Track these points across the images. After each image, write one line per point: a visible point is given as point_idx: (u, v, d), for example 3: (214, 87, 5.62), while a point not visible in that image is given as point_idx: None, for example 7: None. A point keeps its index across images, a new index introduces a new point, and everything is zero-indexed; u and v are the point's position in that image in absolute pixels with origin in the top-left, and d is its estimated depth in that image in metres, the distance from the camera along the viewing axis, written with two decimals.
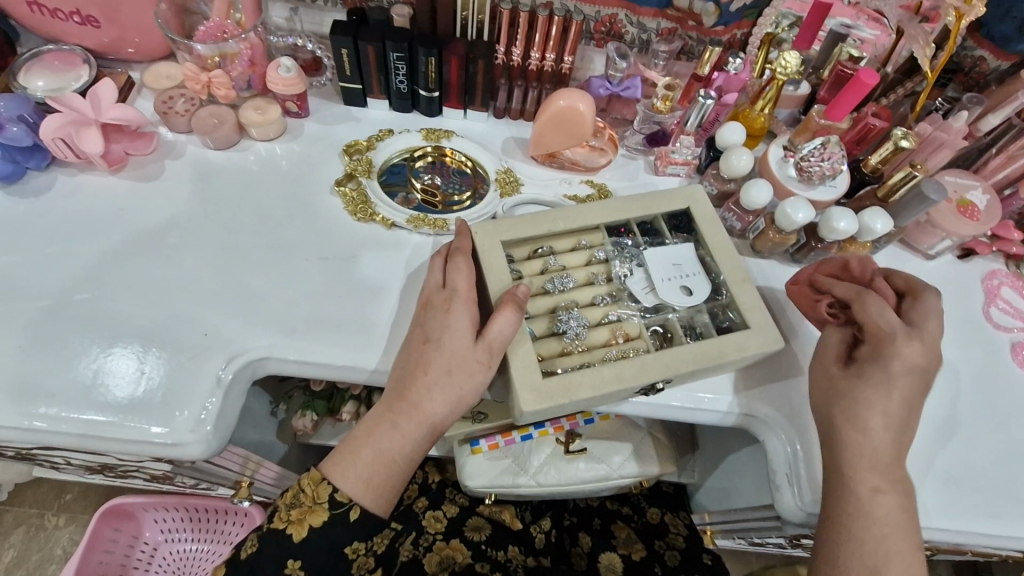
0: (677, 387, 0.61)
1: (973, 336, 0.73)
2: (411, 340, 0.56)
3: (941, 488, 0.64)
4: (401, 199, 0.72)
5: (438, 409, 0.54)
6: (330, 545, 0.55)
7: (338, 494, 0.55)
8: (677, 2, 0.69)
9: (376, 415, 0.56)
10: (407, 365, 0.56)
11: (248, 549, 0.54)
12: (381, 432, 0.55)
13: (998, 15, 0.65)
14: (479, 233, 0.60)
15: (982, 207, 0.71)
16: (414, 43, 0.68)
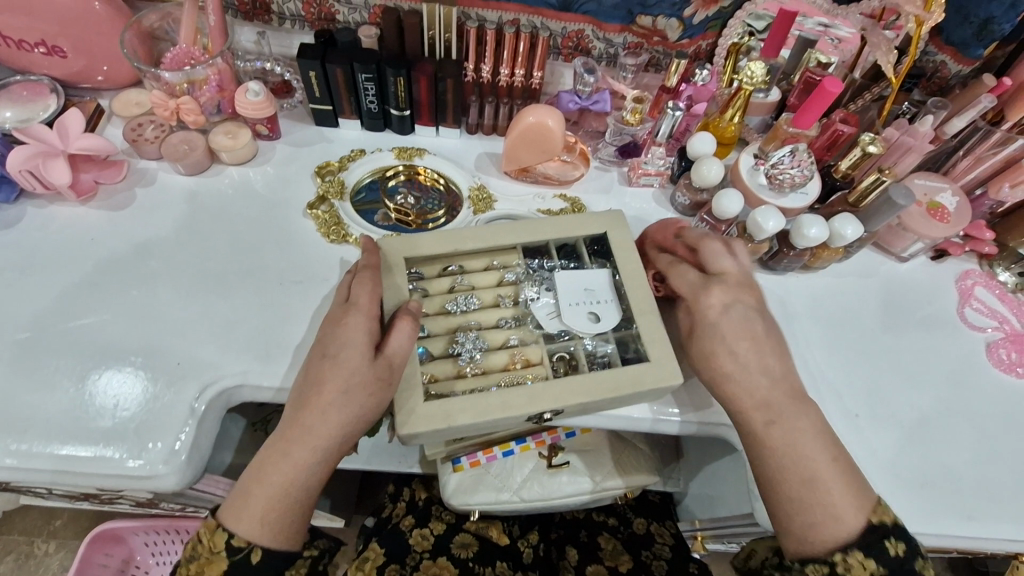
0: (579, 414, 0.61)
1: (948, 337, 0.73)
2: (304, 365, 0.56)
3: (922, 491, 0.64)
4: (382, 216, 0.72)
5: (331, 435, 0.53)
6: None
7: (233, 539, 0.52)
8: (641, 19, 0.69)
9: (272, 445, 0.54)
10: (300, 391, 0.54)
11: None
12: (276, 463, 0.53)
13: (957, 20, 0.65)
14: (386, 248, 0.62)
15: (951, 209, 0.72)
16: (382, 64, 0.68)
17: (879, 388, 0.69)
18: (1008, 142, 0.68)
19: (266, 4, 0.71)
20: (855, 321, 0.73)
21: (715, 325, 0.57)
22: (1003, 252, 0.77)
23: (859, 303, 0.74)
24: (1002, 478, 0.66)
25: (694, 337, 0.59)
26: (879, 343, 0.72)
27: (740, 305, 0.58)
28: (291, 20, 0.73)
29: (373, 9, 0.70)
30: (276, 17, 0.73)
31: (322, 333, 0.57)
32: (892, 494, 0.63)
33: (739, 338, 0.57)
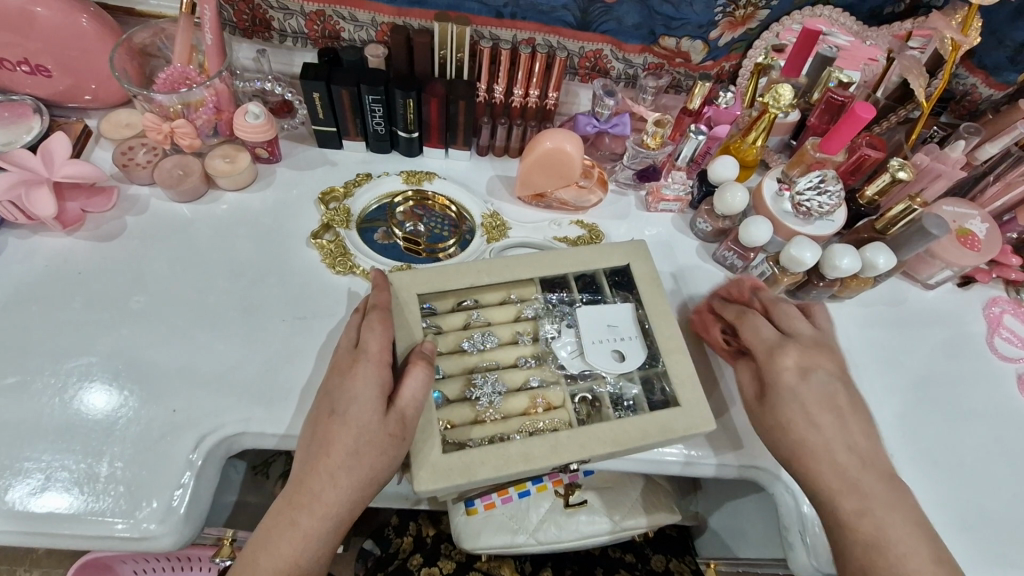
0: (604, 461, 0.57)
1: (978, 367, 0.71)
2: (309, 422, 0.52)
3: (960, 534, 0.61)
4: (382, 234, 0.69)
5: (340, 500, 0.49)
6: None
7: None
8: (664, 40, 0.65)
9: (276, 513, 0.50)
10: (305, 452, 0.50)
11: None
12: (281, 534, 0.48)
13: (991, 43, 0.63)
14: (395, 284, 0.57)
15: (981, 236, 0.69)
16: (390, 85, 0.65)
17: (910, 424, 0.66)
18: None
19: (266, 20, 0.66)
20: (884, 354, 0.71)
21: (794, 392, 0.53)
22: None
23: (884, 335, 0.72)
24: None
25: (767, 400, 0.55)
26: (907, 376, 0.69)
27: (821, 372, 0.54)
28: (293, 38, 0.68)
29: (380, 26, 0.66)
30: (276, 35, 0.68)
31: (328, 383, 0.53)
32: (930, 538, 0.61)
33: (821, 407, 0.53)
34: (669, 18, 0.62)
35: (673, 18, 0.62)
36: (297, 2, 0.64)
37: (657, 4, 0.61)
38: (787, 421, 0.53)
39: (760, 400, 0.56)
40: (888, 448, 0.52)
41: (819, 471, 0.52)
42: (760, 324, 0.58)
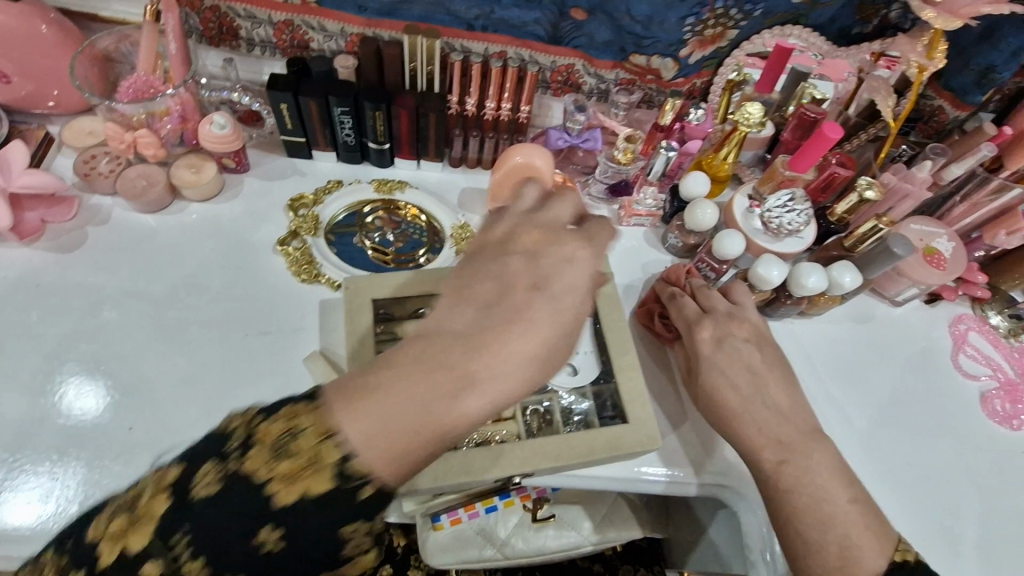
0: (546, 475, 0.57)
1: (942, 385, 0.72)
2: (451, 287, 0.41)
3: (918, 555, 0.62)
4: (359, 240, 0.68)
5: (513, 371, 0.38)
6: (316, 539, 0.34)
7: (358, 463, 0.34)
8: (635, 58, 0.65)
9: (370, 368, 0.37)
10: (475, 311, 0.39)
11: (204, 482, 0.33)
12: (398, 388, 0.36)
13: (958, 66, 0.63)
14: (351, 288, 0.58)
15: (947, 255, 0.70)
16: (359, 97, 0.64)
17: (874, 442, 0.67)
18: (1006, 190, 0.67)
19: (233, 29, 0.65)
20: (851, 371, 0.71)
21: (710, 359, 0.56)
22: (994, 296, 0.77)
23: (845, 351, 0.72)
24: (1000, 540, 0.64)
25: (693, 376, 0.58)
26: (870, 393, 0.70)
27: (736, 339, 0.57)
28: (261, 47, 0.67)
29: (349, 37, 0.66)
30: (244, 43, 0.67)
31: (469, 260, 0.43)
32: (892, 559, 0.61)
33: (738, 370, 0.55)
34: (639, 37, 0.62)
35: (643, 37, 0.62)
36: (265, 11, 0.63)
37: (627, 22, 0.61)
38: (712, 392, 0.55)
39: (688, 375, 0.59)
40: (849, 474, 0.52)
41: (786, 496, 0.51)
42: (682, 299, 0.61)
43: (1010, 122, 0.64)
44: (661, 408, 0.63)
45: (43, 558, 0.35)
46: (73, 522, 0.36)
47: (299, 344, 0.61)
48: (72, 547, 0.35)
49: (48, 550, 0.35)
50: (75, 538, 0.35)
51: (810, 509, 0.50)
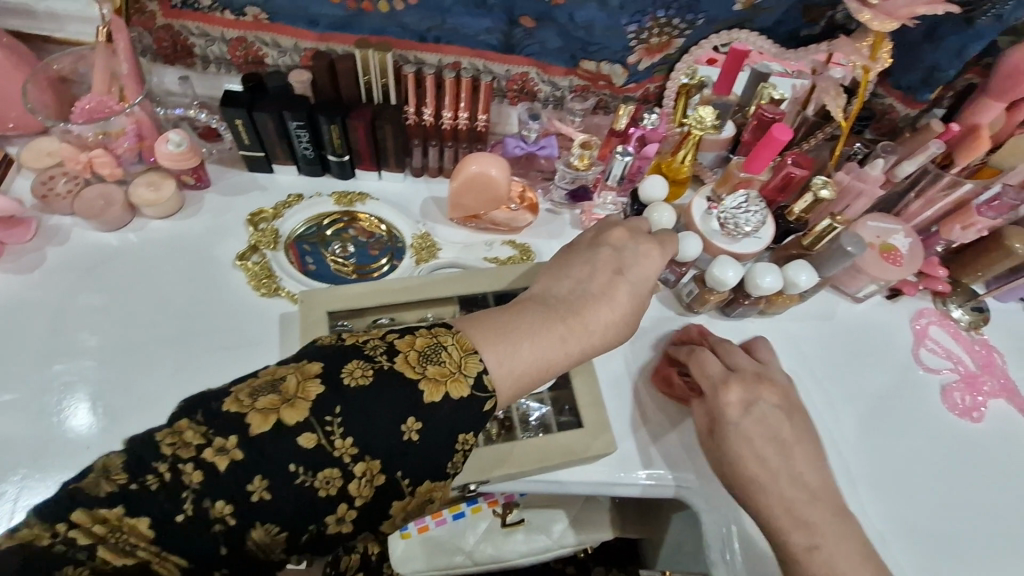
0: (505, 482, 0.57)
1: (902, 379, 0.72)
2: (551, 276, 0.57)
3: (876, 548, 0.62)
4: (338, 248, 0.69)
5: (594, 332, 0.52)
6: (439, 442, 0.43)
7: (488, 378, 0.46)
8: (585, 64, 0.66)
9: (500, 316, 0.50)
10: (571, 287, 0.54)
11: (356, 377, 0.42)
12: (517, 330, 0.49)
13: (904, 65, 0.64)
14: (307, 301, 0.59)
15: (904, 251, 0.71)
16: (313, 111, 0.64)
17: (835, 438, 0.68)
18: (957, 185, 0.68)
19: (187, 47, 0.65)
20: (813, 367, 0.72)
21: (737, 427, 0.55)
22: (955, 290, 0.78)
23: (807, 348, 0.73)
24: (959, 530, 0.65)
25: (717, 439, 0.56)
26: (830, 387, 0.71)
27: (764, 404, 0.56)
28: (216, 64, 0.67)
29: (303, 52, 0.66)
30: (198, 61, 0.67)
31: (568, 253, 0.59)
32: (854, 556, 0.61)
33: (767, 441, 0.54)
34: (586, 43, 0.63)
35: (589, 43, 0.63)
36: (218, 28, 0.64)
37: (573, 29, 0.62)
38: (737, 461, 0.54)
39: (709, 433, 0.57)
40: (803, 472, 0.53)
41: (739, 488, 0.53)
42: (706, 357, 0.60)
43: (957, 121, 0.64)
44: (622, 409, 0.64)
45: (177, 427, 0.40)
46: (196, 400, 0.42)
47: (260, 357, 0.61)
48: (212, 414, 0.40)
49: (183, 420, 0.40)
50: (206, 411, 0.40)
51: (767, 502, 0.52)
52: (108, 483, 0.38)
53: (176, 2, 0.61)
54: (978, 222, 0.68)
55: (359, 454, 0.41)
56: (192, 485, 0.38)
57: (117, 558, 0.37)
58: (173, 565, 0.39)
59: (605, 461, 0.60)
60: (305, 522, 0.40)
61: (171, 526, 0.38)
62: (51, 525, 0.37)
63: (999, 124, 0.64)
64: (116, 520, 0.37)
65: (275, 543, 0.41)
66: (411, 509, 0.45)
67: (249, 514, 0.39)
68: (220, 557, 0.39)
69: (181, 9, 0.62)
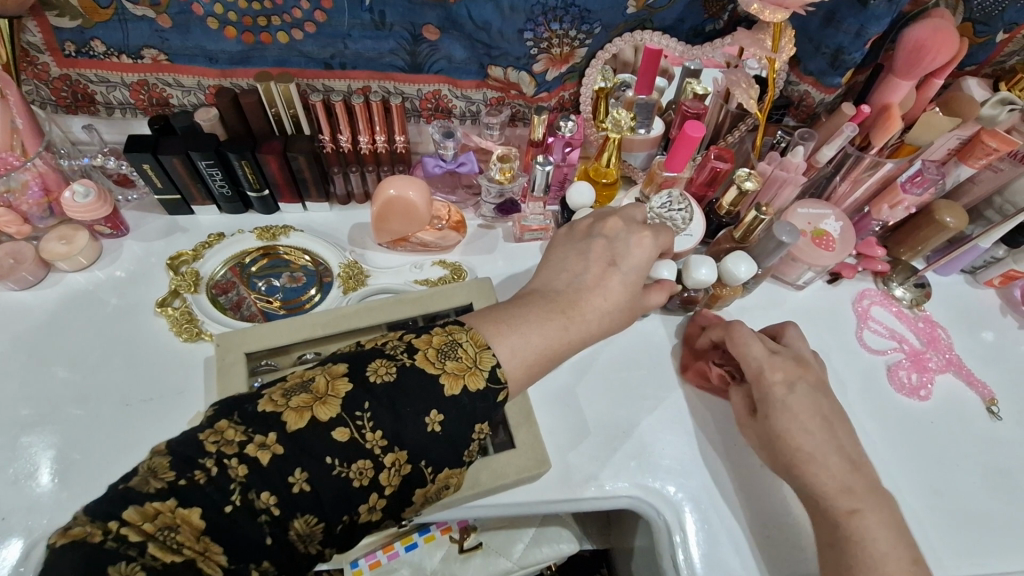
0: (440, 511, 0.56)
1: (849, 362, 0.71)
2: (546, 269, 0.55)
3: None
4: (262, 285, 0.67)
5: (594, 320, 0.51)
6: (464, 430, 0.43)
7: (502, 370, 0.45)
8: (493, 70, 0.65)
9: (501, 309, 0.50)
10: (568, 280, 0.52)
11: (380, 373, 0.42)
12: (521, 323, 0.48)
13: (810, 50, 0.64)
14: (222, 344, 0.57)
15: (836, 235, 0.70)
16: (221, 149, 0.63)
17: None
18: (880, 164, 0.68)
19: (88, 94, 0.64)
20: None
21: (784, 404, 0.55)
22: (895, 268, 0.77)
23: None
24: (929, 511, 0.63)
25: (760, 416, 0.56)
26: None
27: (804, 383, 0.56)
28: (120, 109, 0.67)
29: (208, 89, 0.65)
30: (102, 108, 0.66)
31: (562, 243, 0.56)
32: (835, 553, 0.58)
33: (813, 416, 0.54)
34: (485, 48, 0.63)
35: (492, 46, 0.63)
36: (116, 74, 0.63)
37: (473, 29, 0.61)
38: (782, 436, 0.54)
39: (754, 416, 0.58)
40: None
41: None
42: (748, 337, 0.59)
43: (870, 102, 0.65)
44: (563, 425, 0.62)
45: (218, 426, 0.39)
46: (230, 403, 0.41)
47: (185, 403, 0.60)
48: (248, 414, 0.40)
49: (222, 420, 0.39)
50: (241, 411, 0.40)
51: (832, 496, 0.51)
52: (156, 480, 0.36)
53: (69, 52, 0.60)
54: (904, 200, 0.68)
55: (388, 445, 0.41)
56: (238, 478, 0.37)
57: (167, 555, 0.34)
58: (217, 564, 0.36)
59: (543, 479, 0.58)
60: (340, 513, 0.39)
61: (221, 518, 0.36)
62: (101, 523, 0.34)
63: (910, 103, 0.64)
64: (168, 513, 0.35)
65: (314, 535, 0.39)
66: (431, 495, 0.44)
67: (291, 506, 0.38)
68: (263, 551, 0.37)
69: (75, 57, 0.61)
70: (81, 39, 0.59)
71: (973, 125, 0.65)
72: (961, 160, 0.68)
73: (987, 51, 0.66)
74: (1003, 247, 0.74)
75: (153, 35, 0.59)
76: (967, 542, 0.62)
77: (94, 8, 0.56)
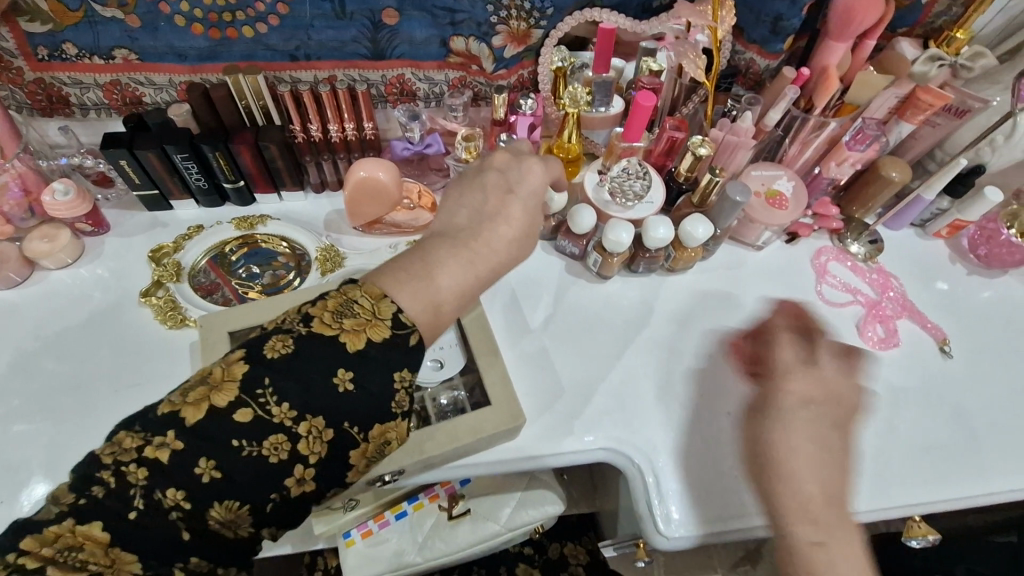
0: (426, 472, 0.58)
1: (808, 315, 0.75)
2: (448, 205, 0.56)
3: None
4: (245, 270, 0.70)
5: (501, 249, 0.53)
6: (378, 387, 0.43)
7: (405, 315, 0.46)
8: (455, 42, 0.68)
9: (398, 260, 0.50)
10: (469, 214, 0.54)
11: (277, 349, 0.42)
12: (424, 268, 0.49)
13: (752, 18, 0.68)
14: (204, 325, 0.60)
15: (788, 195, 0.74)
16: (195, 142, 0.65)
17: None
18: (825, 124, 0.72)
19: (63, 96, 0.67)
20: (740, 318, 0.73)
21: (789, 414, 0.57)
22: (850, 226, 0.81)
23: (717, 294, 0.75)
24: (917, 448, 0.67)
25: (759, 419, 0.59)
26: (746, 331, 0.73)
27: (817, 405, 0.58)
28: (95, 109, 0.69)
29: (179, 86, 0.68)
30: (77, 109, 0.69)
31: (460, 182, 0.58)
32: None
33: (824, 426, 0.57)
34: (451, 11, 0.64)
35: (456, 11, 0.65)
36: (89, 75, 0.65)
37: None
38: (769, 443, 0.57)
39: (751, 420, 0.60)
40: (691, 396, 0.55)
41: None
42: (786, 346, 0.62)
43: (811, 65, 0.69)
44: (539, 386, 0.65)
45: (115, 438, 0.39)
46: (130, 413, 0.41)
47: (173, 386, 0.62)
48: (147, 420, 0.40)
49: (119, 431, 0.40)
50: (142, 420, 0.40)
51: (794, 522, 0.54)
52: (56, 505, 0.38)
53: (42, 56, 0.62)
54: (850, 156, 0.72)
55: (299, 415, 0.41)
56: (137, 483, 0.38)
57: (69, 573, 0.36)
58: (128, 571, 0.38)
59: (522, 437, 0.61)
60: (265, 491, 0.40)
61: (125, 525, 0.38)
62: (0, 557, 0.37)
63: (846, 63, 0.69)
64: (67, 534, 0.37)
65: (240, 518, 0.40)
66: (371, 455, 0.45)
67: (204, 496, 0.39)
68: (183, 545, 0.39)
69: (48, 61, 0.63)
70: (53, 42, 0.61)
71: (909, 83, 0.69)
72: (902, 117, 0.71)
73: (914, 12, 0.70)
74: (947, 198, 0.77)
75: (125, 35, 0.62)
76: (953, 469, 0.66)
77: (64, 11, 0.59)
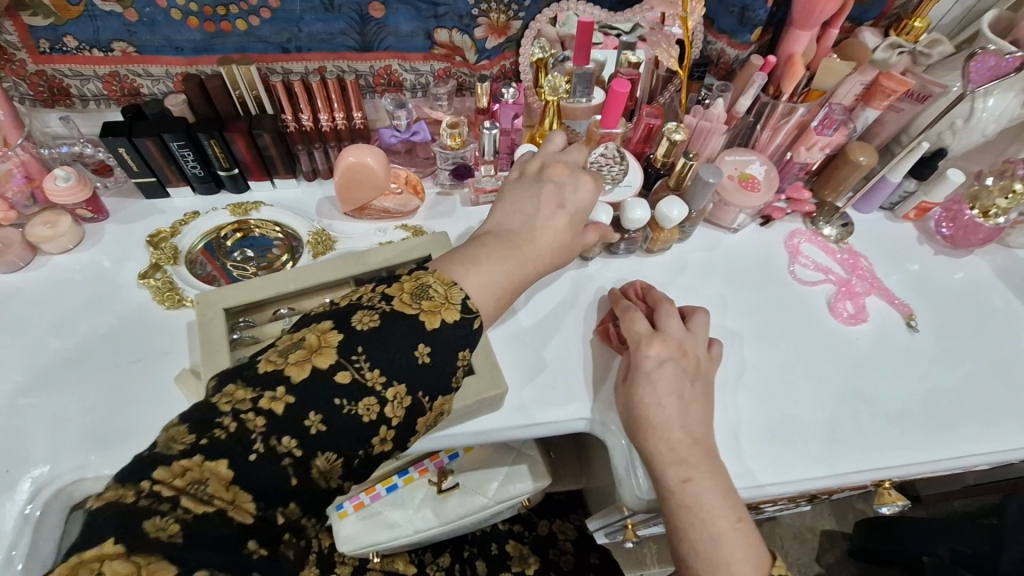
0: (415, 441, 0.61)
1: (780, 291, 0.78)
2: (499, 207, 0.59)
3: (813, 446, 0.67)
4: (240, 254, 0.73)
5: (548, 253, 0.58)
6: (449, 359, 0.47)
7: (471, 301, 0.50)
8: (439, 34, 0.71)
9: (462, 251, 0.54)
10: (522, 219, 0.57)
11: (365, 321, 0.46)
12: (485, 260, 0.53)
13: (721, 9, 0.71)
14: (200, 301, 0.62)
15: (761, 178, 0.77)
16: (191, 130, 0.68)
17: (730, 350, 0.72)
18: (794, 110, 0.75)
19: (64, 88, 0.70)
20: (716, 296, 0.77)
21: (649, 376, 0.58)
22: (822, 209, 0.84)
23: (693, 275, 0.78)
24: (887, 417, 0.70)
25: (629, 383, 0.60)
26: (723, 310, 0.76)
27: (673, 364, 0.59)
28: (95, 100, 0.72)
29: (176, 77, 0.71)
30: (77, 100, 0.72)
31: (515, 186, 0.61)
32: (801, 450, 0.66)
33: (699, 402, 0.58)
34: (434, 4, 0.68)
35: (438, 5, 0.68)
36: (89, 67, 0.68)
37: None
38: (638, 406, 0.57)
39: (624, 381, 0.61)
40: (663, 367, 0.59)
41: (659, 440, 0.56)
42: (668, 317, 0.62)
43: (778, 54, 0.72)
44: (524, 360, 0.68)
45: (226, 390, 0.42)
46: (230, 371, 0.44)
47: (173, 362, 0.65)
48: (251, 376, 0.43)
49: (229, 384, 0.43)
50: (242, 375, 0.43)
51: (665, 467, 0.55)
52: (176, 444, 0.40)
53: (43, 48, 0.65)
54: (819, 141, 0.77)
55: (387, 381, 0.45)
56: (257, 429, 0.41)
57: (200, 506, 0.38)
58: (246, 511, 0.40)
59: (508, 408, 0.64)
60: (356, 446, 0.44)
61: (246, 465, 0.40)
62: (133, 485, 0.38)
63: (810, 52, 0.73)
64: (196, 469, 0.39)
65: (334, 470, 0.44)
66: (431, 423, 0.49)
67: (311, 446, 0.42)
68: (289, 491, 0.42)
69: (50, 53, 0.66)
70: (55, 36, 0.64)
71: (873, 70, 0.72)
72: (868, 104, 0.75)
73: (873, 3, 0.74)
74: (913, 180, 0.81)
75: (124, 28, 0.65)
76: (922, 434, 0.69)
77: (65, 5, 0.62)
